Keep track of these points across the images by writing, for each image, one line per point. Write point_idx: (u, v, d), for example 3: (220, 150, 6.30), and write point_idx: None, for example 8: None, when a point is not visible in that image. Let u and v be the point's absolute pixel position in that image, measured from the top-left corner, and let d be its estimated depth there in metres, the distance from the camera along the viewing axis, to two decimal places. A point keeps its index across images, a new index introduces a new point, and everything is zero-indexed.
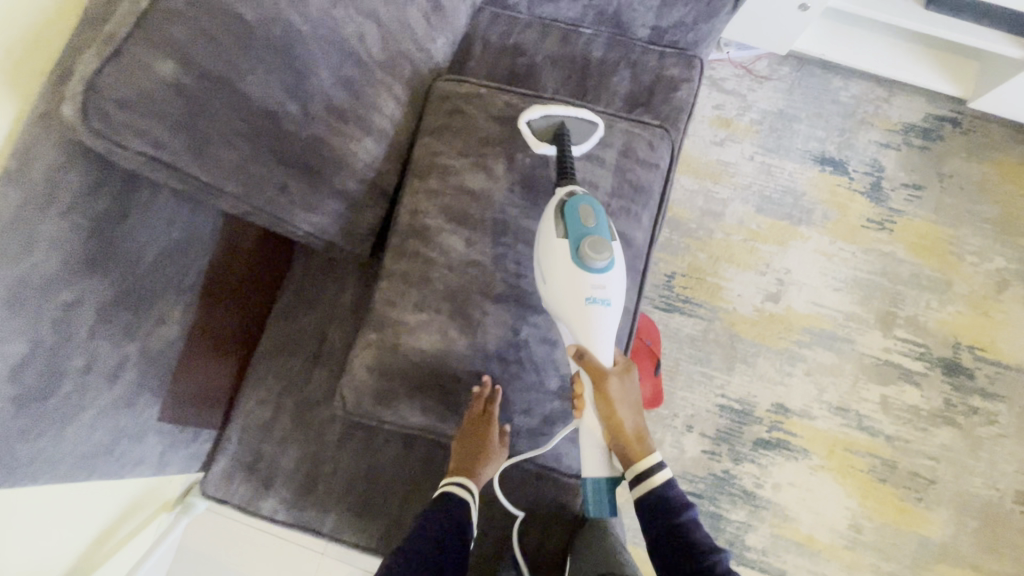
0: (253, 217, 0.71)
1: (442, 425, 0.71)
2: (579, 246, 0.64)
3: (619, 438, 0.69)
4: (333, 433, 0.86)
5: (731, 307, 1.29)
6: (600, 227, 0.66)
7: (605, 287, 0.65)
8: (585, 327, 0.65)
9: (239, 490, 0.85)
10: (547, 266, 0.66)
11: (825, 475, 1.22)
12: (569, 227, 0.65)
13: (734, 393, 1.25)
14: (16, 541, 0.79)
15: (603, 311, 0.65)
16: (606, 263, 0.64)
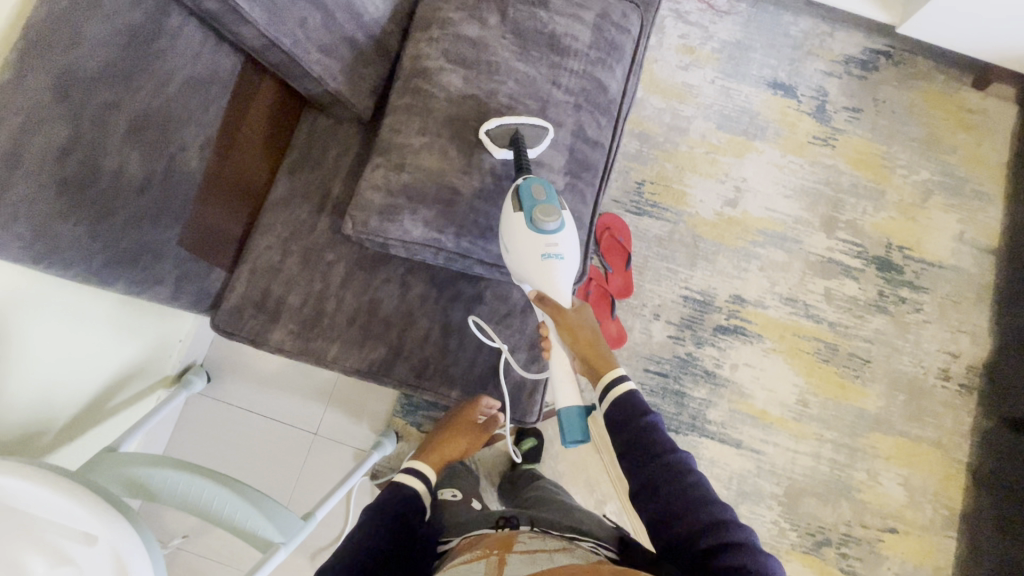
0: (273, 50, 0.80)
1: (443, 237, 0.80)
2: (531, 216, 0.74)
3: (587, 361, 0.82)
4: (336, 274, 0.94)
5: (694, 211, 1.43)
6: (549, 198, 0.76)
7: (557, 244, 0.76)
8: (547, 281, 0.77)
9: (249, 323, 0.91)
10: (508, 239, 0.77)
11: (776, 357, 1.36)
12: (523, 202, 0.75)
13: (697, 286, 1.39)
14: (32, 357, 0.84)
15: (558, 264, 0.76)
16: (557, 225, 0.75)
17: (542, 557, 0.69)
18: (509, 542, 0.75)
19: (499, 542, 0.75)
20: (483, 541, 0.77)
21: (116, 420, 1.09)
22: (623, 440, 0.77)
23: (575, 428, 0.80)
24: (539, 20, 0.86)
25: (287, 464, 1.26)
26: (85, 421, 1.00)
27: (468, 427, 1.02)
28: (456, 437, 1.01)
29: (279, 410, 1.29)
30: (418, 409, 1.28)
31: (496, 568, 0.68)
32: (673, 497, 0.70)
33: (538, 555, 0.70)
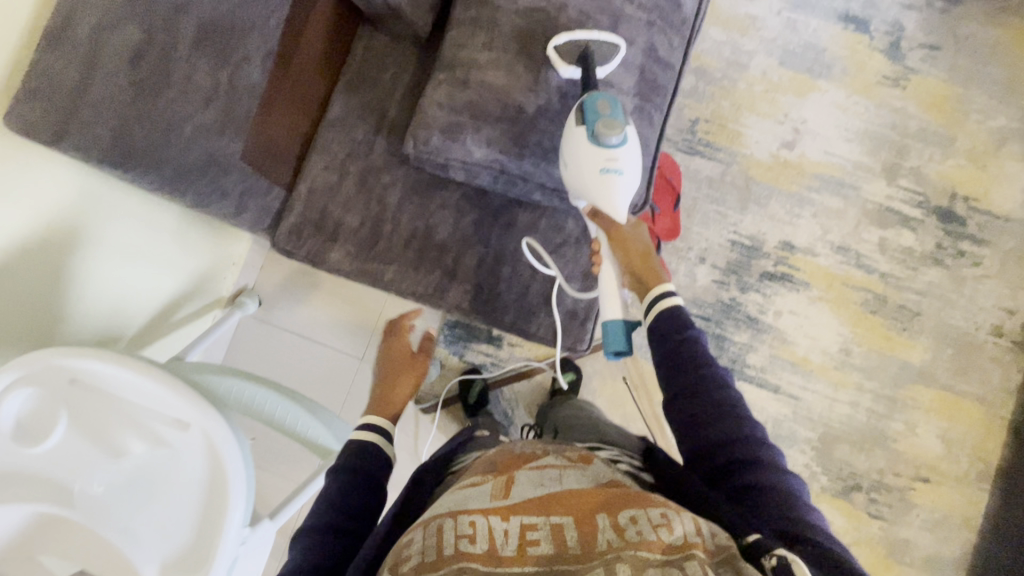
0: None
1: (506, 158, 0.79)
2: (594, 128, 0.71)
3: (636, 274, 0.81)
4: (393, 197, 0.94)
5: (748, 153, 1.37)
6: (614, 112, 0.72)
7: (618, 159, 0.73)
8: (605, 196, 0.74)
9: (308, 243, 0.93)
10: (568, 154, 0.75)
11: (822, 305, 1.34)
12: (586, 116, 0.73)
13: (746, 231, 1.35)
14: (105, 264, 0.88)
15: (616, 180, 0.74)
16: (619, 139, 0.72)
17: (551, 474, 0.60)
18: (522, 460, 0.64)
19: (504, 459, 0.66)
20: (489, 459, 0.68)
21: (179, 334, 1.13)
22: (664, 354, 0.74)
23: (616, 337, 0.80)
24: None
25: (334, 386, 1.31)
26: (153, 332, 1.05)
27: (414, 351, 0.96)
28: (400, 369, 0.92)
29: (326, 335, 1.33)
30: (459, 340, 1.32)
31: (505, 485, 0.59)
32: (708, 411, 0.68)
33: (548, 475, 0.60)
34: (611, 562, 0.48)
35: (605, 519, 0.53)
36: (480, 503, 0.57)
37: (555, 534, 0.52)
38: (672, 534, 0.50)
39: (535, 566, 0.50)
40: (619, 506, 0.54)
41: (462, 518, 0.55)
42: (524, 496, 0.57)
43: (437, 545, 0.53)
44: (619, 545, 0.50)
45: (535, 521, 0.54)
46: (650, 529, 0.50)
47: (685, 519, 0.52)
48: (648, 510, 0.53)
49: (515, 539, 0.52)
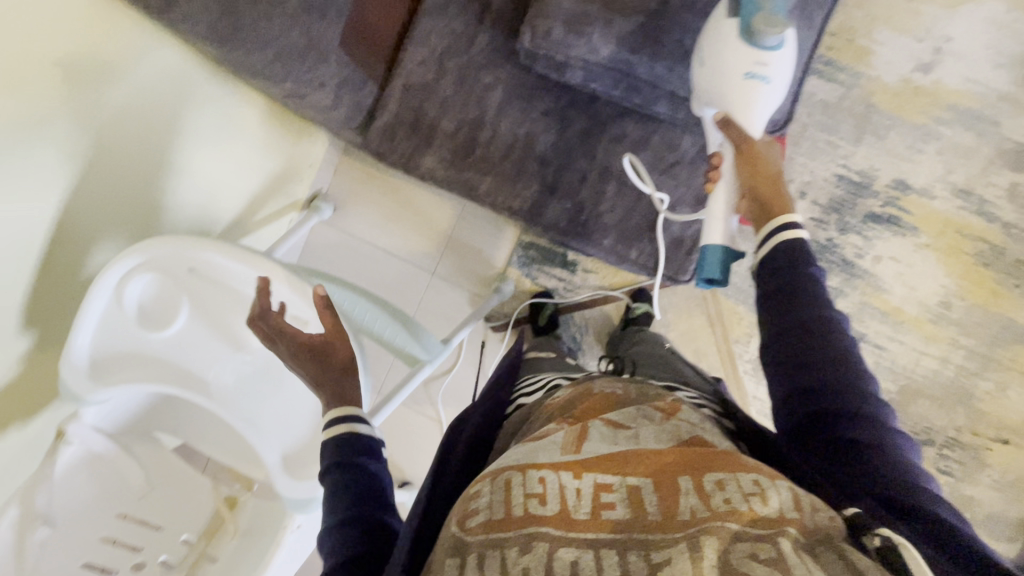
0: None
1: (634, 59, 0.71)
2: (749, 22, 0.62)
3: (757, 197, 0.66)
4: (493, 99, 0.86)
5: (875, 74, 1.21)
6: (777, 5, 0.62)
7: (768, 64, 0.63)
8: (742, 104, 0.65)
9: (402, 145, 0.88)
10: (710, 50, 0.66)
11: (929, 254, 1.23)
12: (743, 7, 0.63)
13: (857, 165, 1.23)
14: (198, 157, 0.85)
15: (761, 89, 0.64)
16: (776, 40, 0.62)
17: (628, 431, 0.50)
18: (596, 412, 0.54)
19: (575, 409, 0.56)
20: (561, 406, 0.58)
21: (260, 235, 1.13)
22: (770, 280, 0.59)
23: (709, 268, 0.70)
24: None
25: (403, 297, 1.31)
26: (239, 232, 1.04)
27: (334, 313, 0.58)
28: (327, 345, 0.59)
29: (398, 246, 1.31)
30: (532, 264, 1.27)
31: (576, 438, 0.50)
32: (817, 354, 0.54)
33: (623, 430, 0.50)
34: (696, 534, 0.40)
35: (688, 482, 0.44)
36: (550, 456, 0.47)
37: (633, 496, 0.44)
38: (765, 506, 0.42)
39: (610, 533, 0.42)
40: (703, 469, 0.45)
41: (531, 473, 0.45)
42: (598, 452, 0.48)
43: (505, 502, 0.43)
44: (704, 513, 0.41)
45: (610, 480, 0.45)
46: (742, 497, 0.42)
47: (783, 491, 0.44)
48: (739, 476, 0.45)
49: (589, 501, 0.44)
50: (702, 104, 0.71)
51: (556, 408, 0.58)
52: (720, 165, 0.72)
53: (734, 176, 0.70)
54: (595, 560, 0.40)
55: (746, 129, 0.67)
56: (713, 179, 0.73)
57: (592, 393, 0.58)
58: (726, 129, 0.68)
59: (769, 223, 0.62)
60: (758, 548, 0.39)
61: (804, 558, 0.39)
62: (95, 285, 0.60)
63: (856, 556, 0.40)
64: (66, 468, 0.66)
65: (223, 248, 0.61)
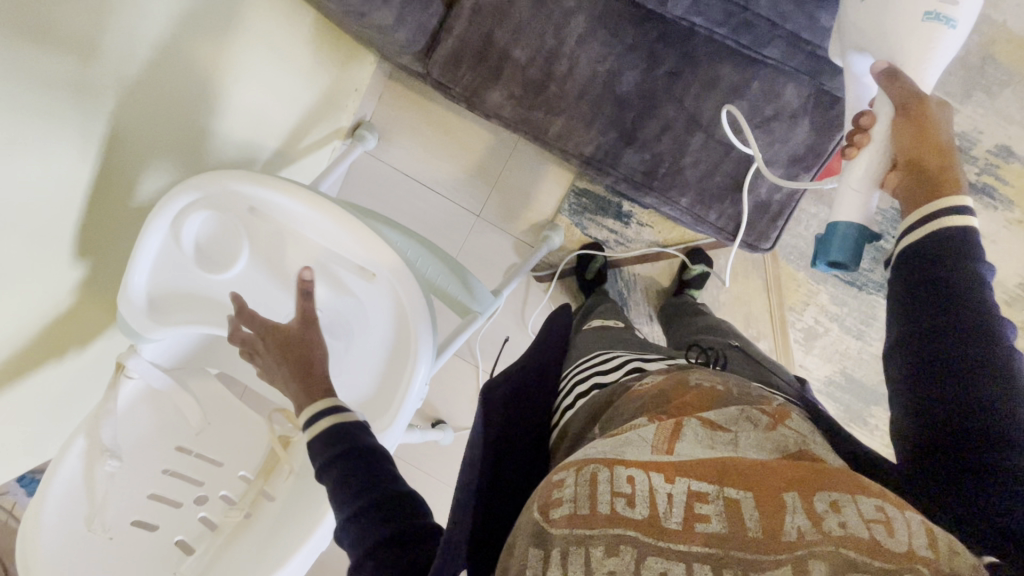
0: None
1: None
2: None
3: (920, 167, 0.53)
4: (573, 29, 0.76)
5: (1000, 20, 1.05)
6: None
7: (955, 4, 0.56)
8: (919, 48, 0.57)
9: (466, 77, 0.79)
10: None
11: (1020, 231, 1.12)
12: None
13: (958, 126, 1.10)
14: (244, 76, 0.78)
15: (942, 32, 0.57)
16: None
17: (726, 436, 0.44)
18: (692, 408, 0.48)
19: (667, 402, 0.50)
20: (652, 396, 0.51)
21: (303, 164, 1.07)
22: (912, 269, 0.50)
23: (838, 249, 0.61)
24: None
25: (446, 239, 1.26)
26: (282, 161, 0.98)
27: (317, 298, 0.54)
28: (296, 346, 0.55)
29: (444, 184, 1.24)
30: (584, 213, 1.20)
31: (669, 437, 0.43)
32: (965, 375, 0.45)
33: (721, 436, 0.44)
34: (805, 561, 0.35)
35: (796, 499, 0.38)
36: (637, 455, 0.41)
37: (732, 509, 0.38)
38: (890, 537, 0.36)
39: (704, 546, 0.36)
40: (814, 485, 0.39)
41: (619, 470, 0.39)
42: (692, 455, 0.41)
43: (591, 498, 0.38)
44: (818, 541, 0.35)
45: (706, 489, 0.39)
46: (862, 524, 0.36)
47: (910, 523, 0.37)
48: (857, 499, 0.38)
49: (682, 510, 0.38)
50: (858, 51, 0.63)
51: (647, 397, 0.51)
52: (869, 127, 0.58)
53: (891, 141, 0.57)
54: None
55: (914, 82, 0.57)
56: (858, 144, 0.59)
57: (688, 384, 0.52)
58: (889, 81, 0.58)
59: (931, 204, 0.50)
60: None
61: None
62: (149, 223, 0.56)
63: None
64: (128, 401, 0.67)
65: (285, 187, 0.55)
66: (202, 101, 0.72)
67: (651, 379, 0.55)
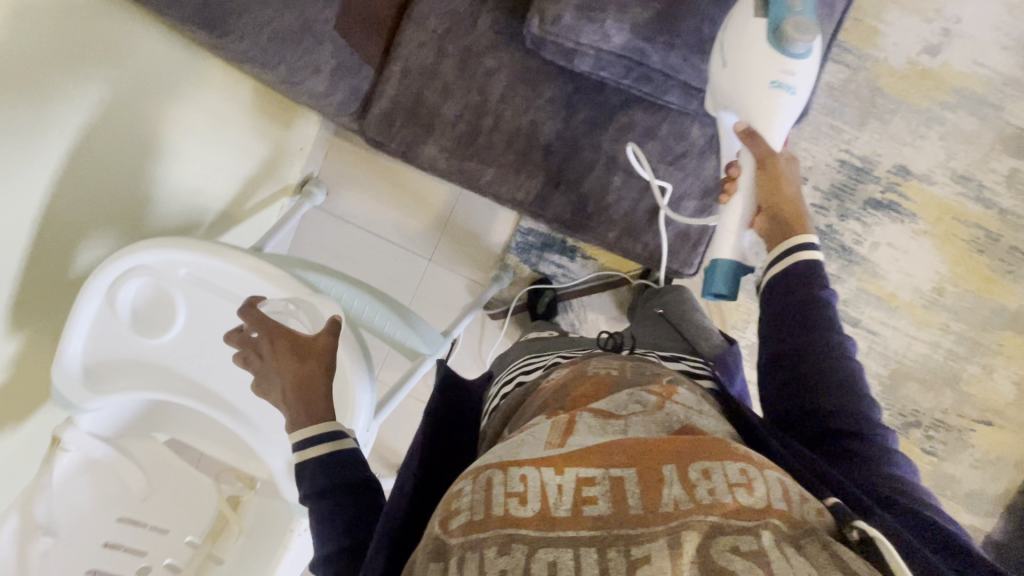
0: None
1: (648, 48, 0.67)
2: (780, 26, 0.61)
3: (778, 215, 0.66)
4: (496, 85, 0.82)
5: (882, 56, 1.19)
6: (805, 10, 0.62)
7: (794, 74, 0.63)
8: (767, 113, 0.64)
9: (400, 133, 0.84)
10: (733, 51, 0.64)
11: (926, 240, 1.23)
12: (771, 8, 0.62)
13: (859, 150, 1.21)
14: (188, 142, 0.82)
15: (785, 98, 0.64)
16: (805, 48, 0.61)
17: (617, 423, 0.50)
18: (586, 399, 0.55)
19: (574, 394, 0.57)
20: (560, 389, 0.59)
21: (251, 223, 1.09)
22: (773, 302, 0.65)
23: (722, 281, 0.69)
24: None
25: (400, 284, 1.29)
26: (228, 221, 1.01)
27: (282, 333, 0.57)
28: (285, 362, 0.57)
29: (394, 232, 1.28)
30: (532, 249, 1.25)
31: (562, 432, 0.49)
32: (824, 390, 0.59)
33: (613, 424, 0.50)
34: (678, 530, 0.39)
35: (673, 471, 0.43)
36: (531, 453, 0.47)
37: (615, 489, 0.43)
38: (750, 496, 0.41)
39: (590, 529, 0.41)
40: (688, 457, 0.44)
41: (512, 470, 0.45)
42: (581, 445, 0.47)
43: (485, 502, 0.43)
44: (687, 506, 0.40)
45: (593, 473, 0.44)
46: (726, 489, 0.41)
47: (769, 480, 0.43)
48: (724, 465, 0.44)
49: (571, 497, 0.43)
50: (722, 109, 0.69)
51: (555, 392, 0.59)
52: (738, 176, 0.70)
53: (754, 190, 0.68)
54: (574, 559, 0.39)
55: (770, 141, 0.66)
56: (729, 191, 0.70)
57: (587, 373, 0.60)
58: (750, 140, 0.67)
59: (787, 242, 0.65)
60: (740, 541, 0.38)
61: (786, 549, 0.38)
62: (83, 292, 0.57)
63: (841, 547, 0.40)
64: (65, 474, 0.65)
65: (220, 251, 0.58)
66: (140, 171, 0.75)
67: (557, 375, 0.63)
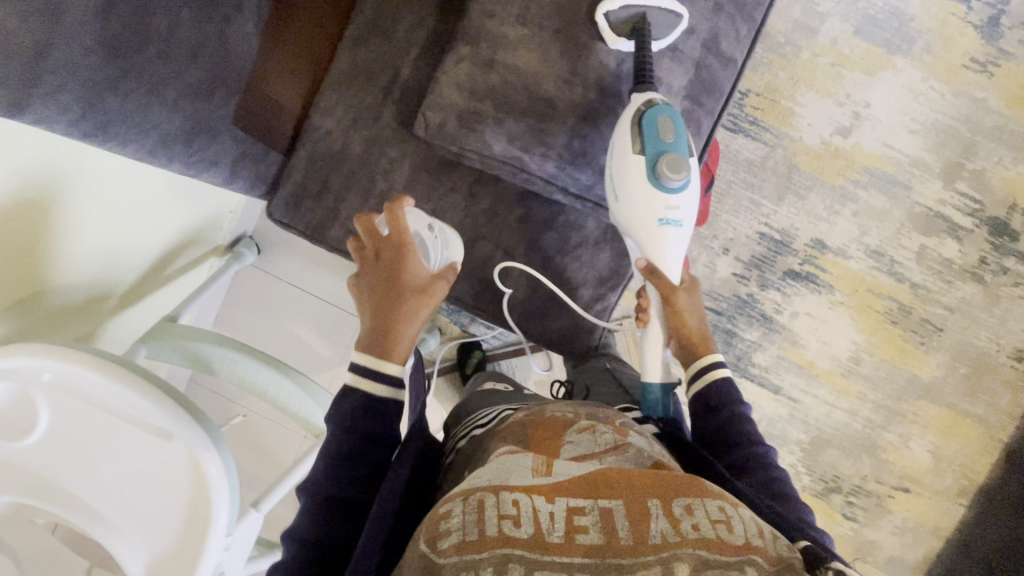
0: None
1: (528, 158, 0.69)
2: (657, 164, 0.63)
3: (686, 341, 0.75)
4: (399, 174, 0.85)
5: (797, 136, 1.24)
6: (678, 142, 0.64)
7: (677, 208, 0.66)
8: (659, 246, 0.68)
9: (306, 216, 0.86)
10: (620, 186, 0.66)
11: (842, 311, 1.27)
12: (646, 144, 0.64)
13: (778, 224, 1.26)
14: (95, 221, 0.83)
15: (673, 231, 0.67)
16: (682, 183, 0.64)
17: (592, 458, 0.53)
18: (557, 433, 0.59)
19: (542, 432, 0.60)
20: (528, 425, 0.62)
21: (174, 287, 1.10)
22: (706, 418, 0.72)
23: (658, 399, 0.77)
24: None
25: (330, 341, 1.30)
26: (145, 287, 1.02)
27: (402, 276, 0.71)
28: (389, 281, 0.71)
29: (326, 289, 1.29)
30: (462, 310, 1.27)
31: (549, 458, 0.52)
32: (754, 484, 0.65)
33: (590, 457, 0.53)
34: (669, 561, 0.40)
35: (657, 505, 0.45)
36: (521, 479, 0.49)
37: (604, 519, 0.45)
38: (732, 534, 0.43)
39: (583, 557, 0.42)
40: (673, 492, 0.46)
41: (505, 495, 0.47)
42: (566, 476, 0.49)
43: (479, 524, 0.45)
44: (672, 537, 0.42)
45: (582, 503, 0.46)
46: (709, 525, 0.43)
47: (746, 520, 0.45)
48: (706, 502, 0.46)
49: (562, 524, 0.44)
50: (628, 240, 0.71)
51: (524, 428, 0.62)
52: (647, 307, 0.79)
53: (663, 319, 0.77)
54: None
55: (668, 273, 0.69)
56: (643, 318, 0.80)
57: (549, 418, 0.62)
58: (654, 276, 0.69)
59: (697, 364, 0.74)
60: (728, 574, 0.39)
61: None
62: None
63: None
64: None
65: (86, 360, 0.59)
66: (38, 254, 0.76)
67: (521, 416, 0.66)
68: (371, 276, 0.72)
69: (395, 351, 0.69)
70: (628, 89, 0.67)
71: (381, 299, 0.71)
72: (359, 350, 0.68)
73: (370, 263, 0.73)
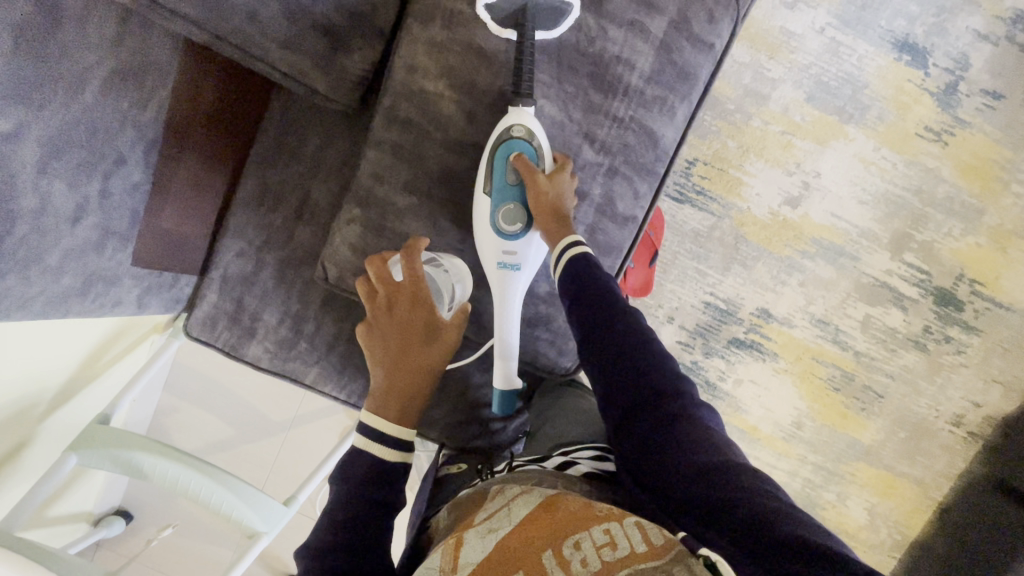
0: (219, 49, 0.67)
1: (407, 286, 0.67)
2: (496, 208, 0.69)
3: (547, 220, 0.69)
4: (313, 297, 0.84)
5: (745, 206, 1.21)
6: (520, 188, 0.70)
7: (515, 254, 0.70)
8: (500, 290, 0.71)
9: (223, 335, 0.86)
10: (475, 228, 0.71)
11: (786, 377, 1.28)
12: (494, 185, 0.69)
13: (723, 293, 1.25)
14: (20, 357, 0.81)
15: (514, 275, 0.71)
16: (516, 230, 0.70)
17: (496, 522, 0.53)
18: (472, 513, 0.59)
19: (468, 514, 0.60)
20: (452, 516, 0.63)
21: (111, 374, 1.08)
22: (601, 353, 0.64)
23: (498, 404, 0.76)
24: (586, 31, 0.69)
25: (279, 407, 1.30)
26: (79, 383, 0.99)
27: (416, 329, 0.68)
28: (405, 339, 0.67)
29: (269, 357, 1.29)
30: None
31: (452, 557, 0.50)
32: (655, 388, 0.61)
33: (498, 517, 0.54)
34: None
35: (551, 557, 0.45)
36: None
37: None
38: (616, 551, 0.45)
39: None
40: (563, 536, 0.47)
41: None
42: (473, 563, 0.48)
43: None
44: None
45: None
46: (596, 554, 0.45)
47: (630, 530, 0.47)
48: (591, 531, 0.47)
49: None
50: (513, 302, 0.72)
51: (450, 521, 0.62)
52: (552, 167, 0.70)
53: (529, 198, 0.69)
54: None
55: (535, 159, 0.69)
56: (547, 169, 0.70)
57: (463, 500, 0.64)
58: (518, 159, 0.68)
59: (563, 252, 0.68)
60: None
61: None
62: None
63: (695, 563, 0.44)
64: None
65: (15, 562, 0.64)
66: None
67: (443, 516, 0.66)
68: (384, 328, 0.68)
69: (401, 413, 0.66)
70: (512, 254, 0.70)
71: (399, 354, 0.67)
72: (374, 413, 0.65)
73: (381, 313, 0.68)
